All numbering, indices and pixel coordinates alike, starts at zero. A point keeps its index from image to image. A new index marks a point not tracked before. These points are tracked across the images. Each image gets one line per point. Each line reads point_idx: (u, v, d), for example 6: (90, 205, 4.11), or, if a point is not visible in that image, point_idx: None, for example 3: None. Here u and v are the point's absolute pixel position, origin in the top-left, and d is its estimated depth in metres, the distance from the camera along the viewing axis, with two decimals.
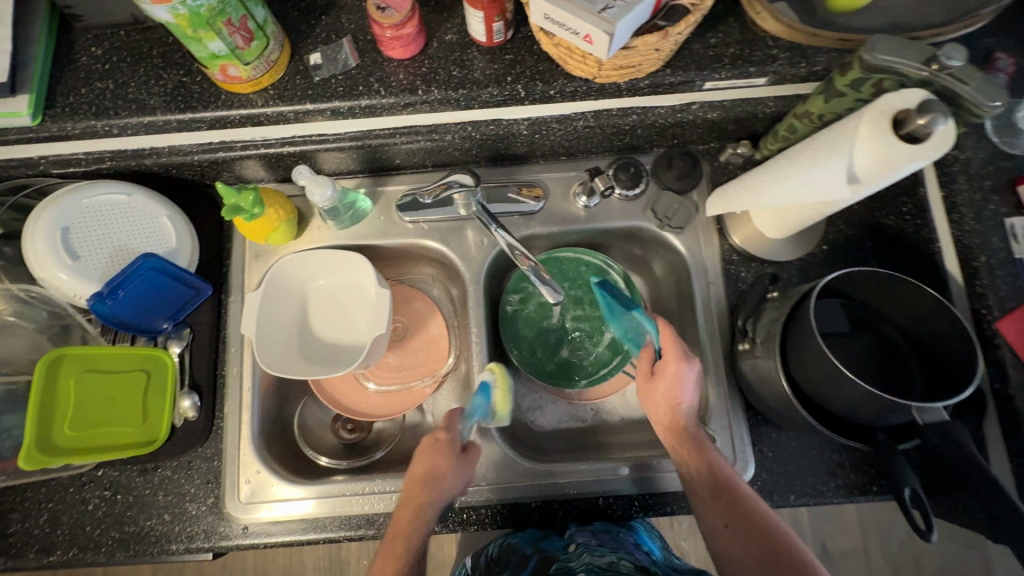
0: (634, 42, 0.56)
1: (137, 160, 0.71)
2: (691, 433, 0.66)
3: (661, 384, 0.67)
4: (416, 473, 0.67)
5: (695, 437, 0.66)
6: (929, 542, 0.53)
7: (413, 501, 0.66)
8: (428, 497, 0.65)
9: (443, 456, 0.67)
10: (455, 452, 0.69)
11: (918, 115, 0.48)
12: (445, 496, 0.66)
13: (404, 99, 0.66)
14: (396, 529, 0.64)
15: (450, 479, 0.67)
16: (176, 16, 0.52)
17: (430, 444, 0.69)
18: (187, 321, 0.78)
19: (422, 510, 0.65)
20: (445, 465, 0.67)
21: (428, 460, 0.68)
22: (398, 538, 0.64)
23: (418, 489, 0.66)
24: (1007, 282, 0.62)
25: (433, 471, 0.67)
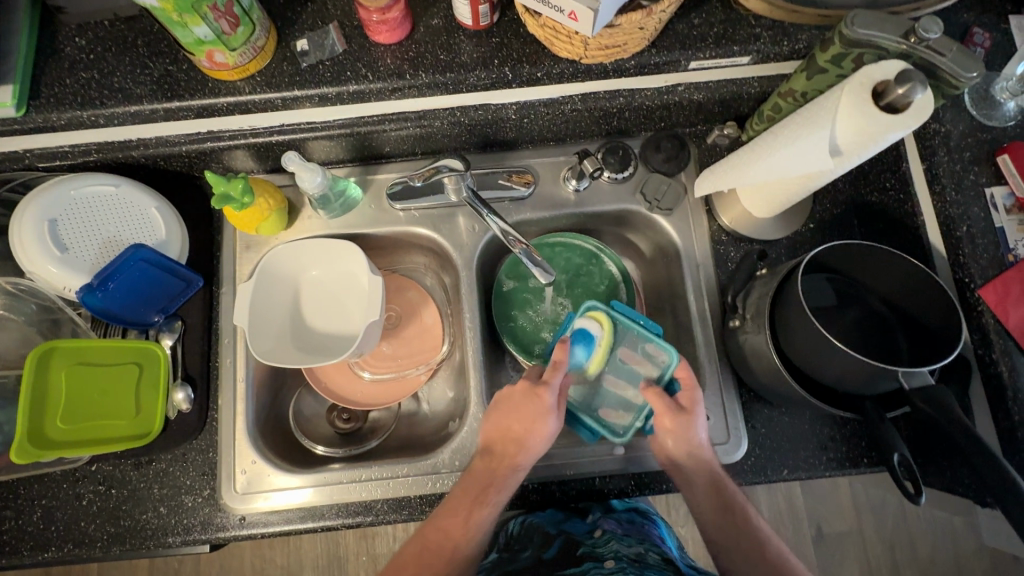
0: (618, 20, 0.56)
1: (123, 152, 0.70)
2: (717, 485, 0.66)
3: (685, 428, 0.65)
4: (507, 431, 0.66)
5: (722, 488, 0.66)
6: (917, 504, 0.54)
7: (499, 458, 0.67)
8: (515, 460, 0.66)
9: (534, 419, 0.66)
10: (549, 414, 0.66)
11: (897, 85, 0.49)
12: (532, 455, 0.67)
13: (392, 83, 0.67)
14: (475, 485, 0.66)
15: (539, 441, 0.66)
16: (161, 1, 0.52)
17: (523, 404, 0.67)
18: (178, 313, 0.78)
19: (509, 470, 0.66)
20: (533, 430, 0.66)
21: (520, 422, 0.66)
22: (474, 495, 0.65)
23: (506, 448, 0.66)
24: (987, 251, 0.63)
25: (522, 434, 0.66)
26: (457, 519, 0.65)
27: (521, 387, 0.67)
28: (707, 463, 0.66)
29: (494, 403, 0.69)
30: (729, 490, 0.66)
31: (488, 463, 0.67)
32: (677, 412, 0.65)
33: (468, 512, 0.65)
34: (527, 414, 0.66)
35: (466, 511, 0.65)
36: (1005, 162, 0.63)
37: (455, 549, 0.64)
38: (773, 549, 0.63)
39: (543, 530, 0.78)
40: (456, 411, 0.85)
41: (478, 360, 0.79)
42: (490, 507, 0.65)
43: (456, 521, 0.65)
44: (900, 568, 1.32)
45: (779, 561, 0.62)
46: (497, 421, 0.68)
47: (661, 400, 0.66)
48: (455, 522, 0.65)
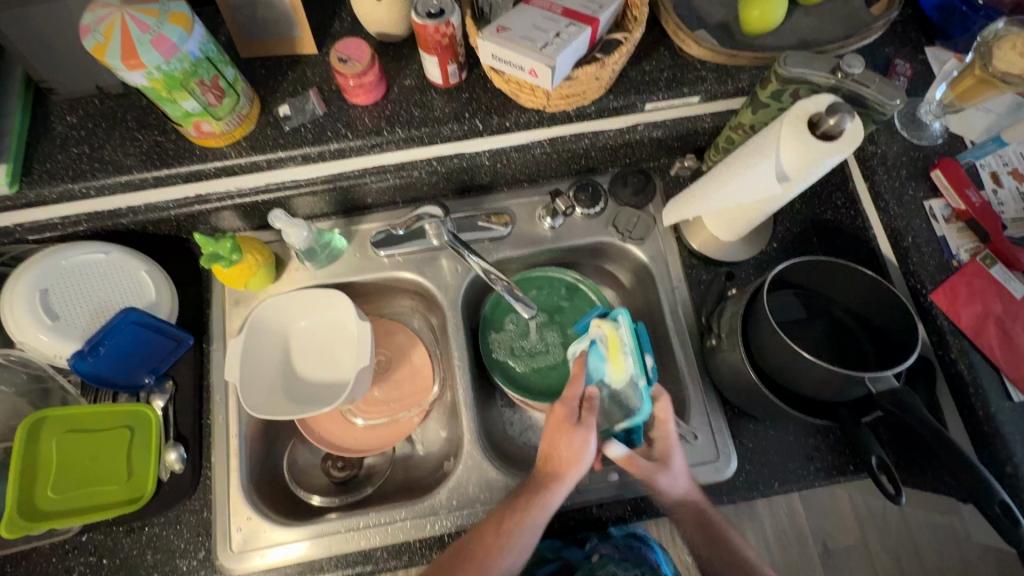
0: (575, 72, 0.62)
1: (113, 221, 0.74)
2: (707, 521, 0.68)
3: (660, 476, 0.68)
4: (541, 447, 0.67)
5: (711, 523, 0.68)
6: (898, 505, 0.56)
7: (538, 475, 0.66)
8: (550, 476, 0.65)
9: (564, 435, 0.66)
10: (581, 433, 0.65)
11: (828, 116, 0.54)
12: (576, 475, 0.65)
13: (370, 140, 0.71)
14: (515, 499, 0.66)
15: (581, 461, 0.65)
16: (151, 81, 0.57)
17: (552, 420, 0.68)
18: (169, 373, 0.78)
19: (547, 485, 0.65)
20: (564, 449, 0.65)
21: (553, 437, 0.67)
22: (512, 507, 0.65)
23: (544, 467, 0.67)
24: (934, 258, 0.68)
25: (556, 452, 0.66)
26: (491, 526, 0.64)
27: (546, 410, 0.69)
28: (690, 499, 0.69)
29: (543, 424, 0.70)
30: (719, 526, 0.68)
31: (531, 478, 0.67)
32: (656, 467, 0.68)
33: (504, 522, 0.64)
34: (560, 435, 0.66)
35: (501, 522, 0.64)
36: (938, 176, 0.69)
37: (486, 554, 0.63)
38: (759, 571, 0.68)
39: (541, 553, 0.79)
40: (450, 450, 0.85)
41: (468, 397, 0.80)
42: (529, 522, 0.64)
43: (490, 533, 0.64)
44: None
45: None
46: (539, 440, 0.68)
47: (638, 465, 0.68)
48: (489, 533, 0.64)
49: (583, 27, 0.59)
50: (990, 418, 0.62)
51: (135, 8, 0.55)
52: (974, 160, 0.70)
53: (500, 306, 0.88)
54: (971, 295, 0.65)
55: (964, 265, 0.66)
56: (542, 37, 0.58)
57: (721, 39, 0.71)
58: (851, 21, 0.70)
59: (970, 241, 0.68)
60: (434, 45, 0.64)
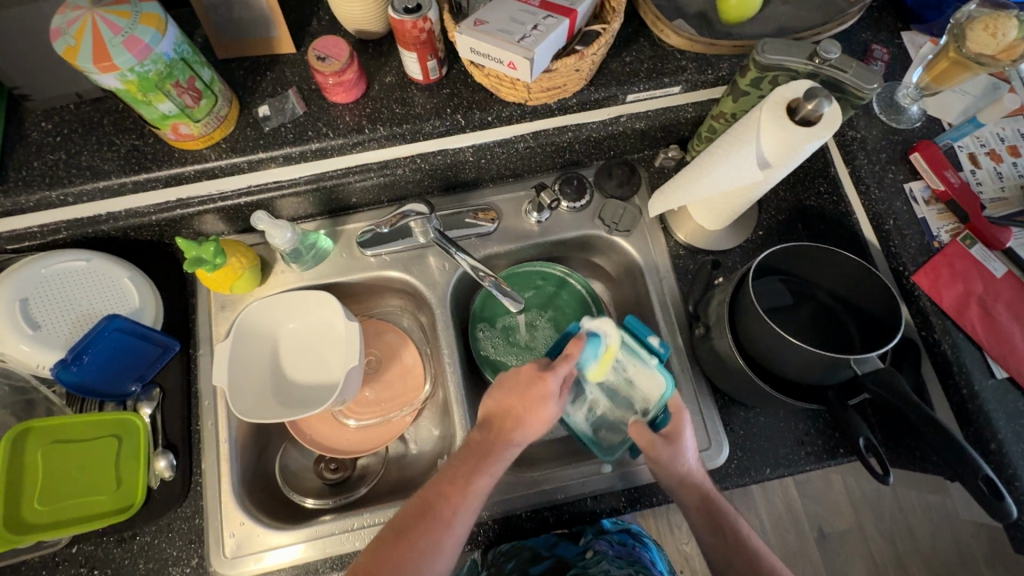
0: (554, 64, 0.62)
1: (93, 228, 0.73)
2: (709, 504, 0.67)
3: (673, 455, 0.65)
4: (509, 409, 0.65)
5: (714, 506, 0.67)
6: (886, 484, 0.57)
7: (496, 433, 0.64)
8: (513, 436, 0.64)
9: (541, 402, 0.64)
10: (554, 398, 0.64)
11: (806, 102, 0.55)
12: (531, 435, 0.65)
13: (352, 138, 0.70)
14: (472, 457, 0.64)
15: (544, 420, 0.65)
16: (125, 83, 0.56)
17: (528, 383, 0.64)
18: (156, 381, 0.78)
19: (505, 445, 0.64)
20: (534, 411, 0.64)
21: (523, 401, 0.64)
22: (470, 467, 0.63)
23: (503, 424, 0.64)
24: (915, 240, 0.68)
25: (523, 415, 0.64)
26: (452, 485, 0.62)
27: (527, 371, 0.65)
28: (698, 484, 0.66)
29: (498, 380, 0.67)
30: (720, 508, 0.67)
31: (484, 436, 0.65)
32: (662, 441, 0.65)
33: (463, 480, 0.62)
34: (531, 396, 0.64)
35: (464, 481, 0.62)
36: (917, 159, 0.70)
37: (448, 512, 0.60)
38: (768, 563, 0.64)
39: (534, 550, 0.78)
40: (443, 448, 0.85)
41: (459, 394, 0.80)
42: (487, 478, 0.63)
43: (451, 491, 0.62)
44: (906, 560, 1.32)
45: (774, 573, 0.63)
46: (498, 399, 0.66)
47: (644, 435, 0.65)
48: (452, 490, 0.62)
49: (561, 19, 0.59)
50: (974, 396, 0.63)
51: (106, 9, 0.54)
52: (952, 141, 0.70)
53: (488, 302, 0.88)
54: (953, 275, 0.66)
55: (946, 246, 0.67)
56: (519, 29, 0.58)
57: (700, 29, 0.72)
58: (828, 7, 0.71)
59: (951, 222, 0.68)
60: (413, 41, 0.63)
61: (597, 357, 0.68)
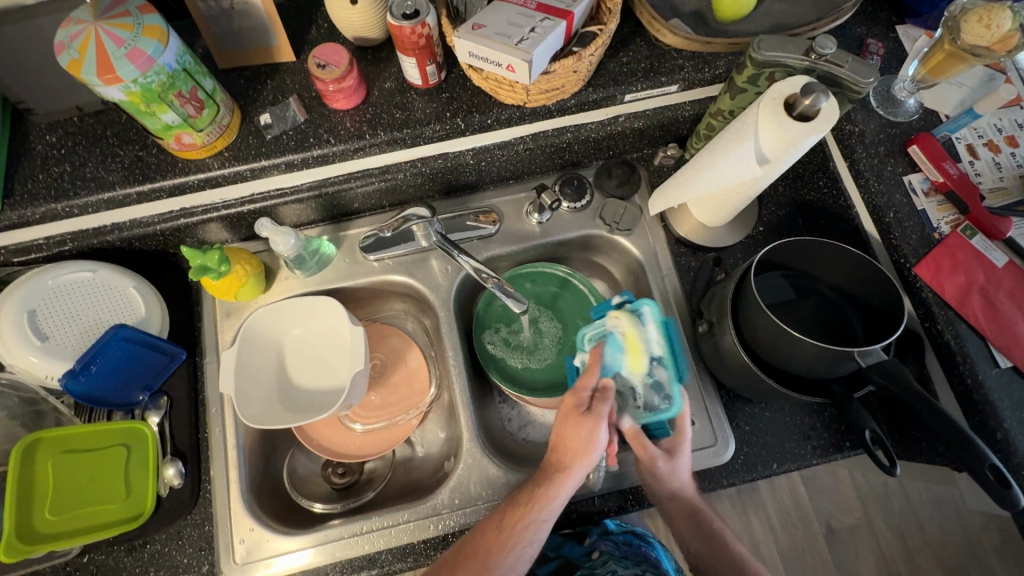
0: (553, 66, 0.63)
1: (99, 238, 0.73)
2: (697, 517, 0.69)
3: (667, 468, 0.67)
4: (553, 438, 0.66)
5: (702, 518, 0.69)
6: (893, 476, 0.57)
7: (546, 467, 0.66)
8: (559, 468, 0.64)
9: (572, 424, 0.65)
10: (587, 419, 0.64)
11: (803, 97, 0.55)
12: (585, 468, 0.64)
13: (353, 144, 0.71)
14: (526, 492, 0.65)
15: (589, 453, 0.64)
16: (129, 95, 0.57)
17: (564, 409, 0.66)
18: (163, 389, 0.78)
19: (555, 479, 0.64)
20: (571, 437, 0.64)
21: (561, 427, 0.66)
22: (521, 502, 0.64)
23: (552, 457, 0.66)
24: (916, 231, 0.69)
25: (563, 442, 0.65)
26: (493, 524, 0.64)
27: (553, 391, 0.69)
28: (689, 498, 0.69)
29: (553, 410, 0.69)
30: (708, 519, 0.69)
31: (544, 468, 0.66)
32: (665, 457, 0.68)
33: (509, 519, 0.63)
34: (568, 421, 0.65)
35: (509, 518, 0.63)
36: (915, 151, 0.70)
37: (495, 552, 0.61)
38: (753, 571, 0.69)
39: (541, 552, 0.81)
40: (450, 450, 0.85)
41: (465, 396, 0.80)
42: (541, 515, 0.63)
43: (497, 530, 0.63)
44: (915, 554, 1.32)
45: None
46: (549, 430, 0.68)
47: (645, 446, 0.67)
48: (494, 527, 0.63)
49: (558, 21, 0.60)
50: (979, 385, 0.63)
51: (108, 22, 0.55)
52: (949, 134, 0.71)
53: (492, 304, 0.89)
54: (954, 266, 0.66)
55: (946, 237, 0.67)
56: (517, 32, 0.59)
57: (696, 27, 0.72)
58: (823, 3, 0.71)
59: (951, 213, 0.69)
60: (412, 46, 0.64)
61: (622, 349, 0.70)
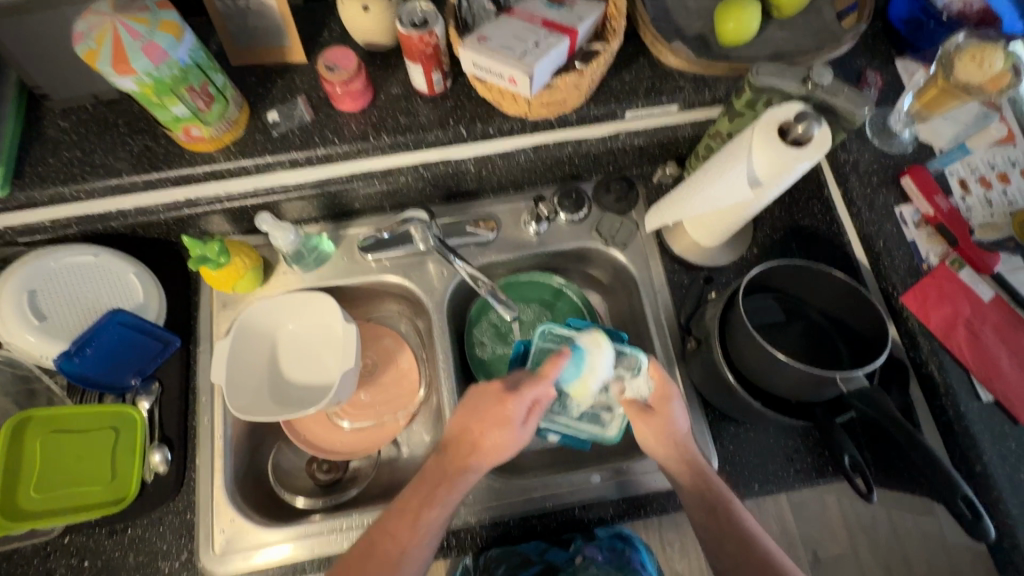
0: (554, 81, 0.64)
1: (104, 224, 0.76)
2: (704, 483, 0.66)
3: (660, 426, 0.67)
4: (467, 431, 0.64)
5: (710, 485, 0.66)
6: (870, 503, 0.58)
7: (453, 460, 0.65)
8: (468, 463, 0.64)
9: (500, 427, 0.63)
10: (517, 424, 0.64)
11: (796, 123, 0.57)
12: (490, 462, 0.64)
13: (357, 146, 0.72)
14: (426, 486, 0.64)
15: (503, 450, 0.64)
16: (141, 86, 0.58)
17: (489, 405, 0.64)
18: (155, 375, 0.79)
19: (461, 473, 0.64)
20: (492, 440, 0.63)
21: (481, 426, 0.64)
22: (424, 497, 0.64)
23: (464, 451, 0.65)
24: (905, 260, 0.69)
25: (483, 440, 0.64)
26: (407, 513, 0.63)
27: (492, 388, 0.65)
28: (691, 459, 0.67)
29: (464, 399, 0.66)
30: (716, 490, 0.66)
31: (442, 460, 0.65)
32: (646, 411, 0.67)
33: (417, 513, 0.63)
34: (495, 417, 0.64)
35: (415, 515, 0.63)
36: (907, 183, 0.71)
37: (400, 554, 0.62)
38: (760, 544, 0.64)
39: (524, 555, 0.76)
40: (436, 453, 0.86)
41: (453, 400, 0.81)
42: (439, 510, 0.64)
43: (404, 523, 0.63)
44: None
45: (766, 557, 0.63)
46: (460, 419, 0.65)
47: (631, 406, 0.68)
48: (400, 525, 0.63)
49: (561, 38, 0.61)
50: (960, 417, 0.63)
51: (126, 15, 0.56)
52: (942, 167, 0.72)
53: (485, 310, 0.90)
54: (940, 297, 0.66)
55: (934, 269, 0.68)
56: (521, 47, 0.60)
57: (698, 50, 0.74)
58: (824, 34, 0.73)
59: (940, 245, 0.69)
60: (419, 54, 0.66)
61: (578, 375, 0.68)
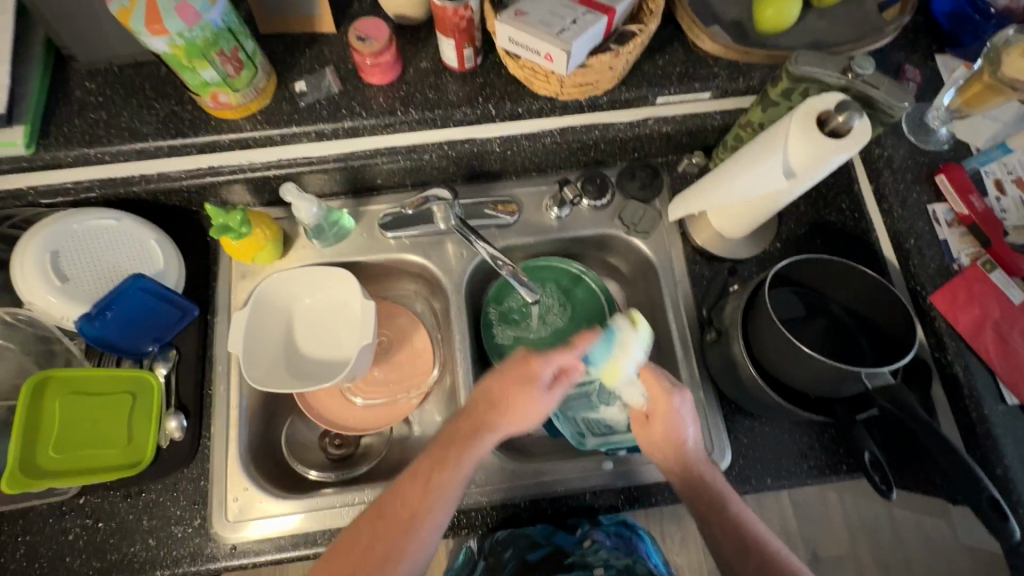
0: (590, 60, 0.63)
1: (127, 188, 0.74)
2: (705, 485, 0.65)
3: (661, 429, 0.66)
4: (501, 391, 0.64)
5: (710, 487, 0.65)
6: (889, 499, 0.58)
7: (474, 420, 0.64)
8: (495, 424, 0.63)
9: (523, 384, 0.63)
10: (541, 387, 0.63)
11: (837, 114, 0.56)
12: (523, 423, 0.64)
13: (384, 120, 0.72)
14: (453, 447, 0.63)
15: (531, 414, 0.63)
16: (173, 47, 0.58)
17: (517, 364, 0.64)
18: (173, 343, 0.79)
19: (480, 433, 0.64)
20: (520, 400, 0.63)
21: (515, 384, 0.63)
22: (450, 458, 0.62)
23: (489, 411, 0.64)
24: (936, 260, 0.69)
25: (512, 400, 0.63)
26: (422, 478, 0.62)
27: (520, 354, 0.65)
28: (692, 462, 0.66)
29: (500, 362, 0.65)
30: (715, 492, 0.64)
31: (473, 421, 0.64)
32: (647, 418, 0.67)
33: (435, 476, 0.62)
34: (522, 381, 0.63)
35: (436, 475, 0.62)
36: (943, 181, 0.70)
37: (415, 517, 0.60)
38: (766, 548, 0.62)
39: (532, 538, 0.79)
40: None
41: (468, 381, 0.81)
42: (467, 469, 0.63)
43: (423, 486, 0.62)
44: None
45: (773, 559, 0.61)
46: (497, 379, 0.64)
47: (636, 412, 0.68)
48: (417, 488, 0.61)
49: (600, 16, 0.60)
50: (982, 419, 0.63)
51: None
52: (979, 166, 0.71)
53: (503, 293, 0.89)
54: (969, 298, 0.66)
55: (965, 269, 0.67)
56: (559, 22, 0.59)
57: (734, 37, 0.72)
58: (864, 25, 0.72)
59: (971, 245, 0.68)
60: (453, 28, 0.65)
61: (608, 356, 0.65)
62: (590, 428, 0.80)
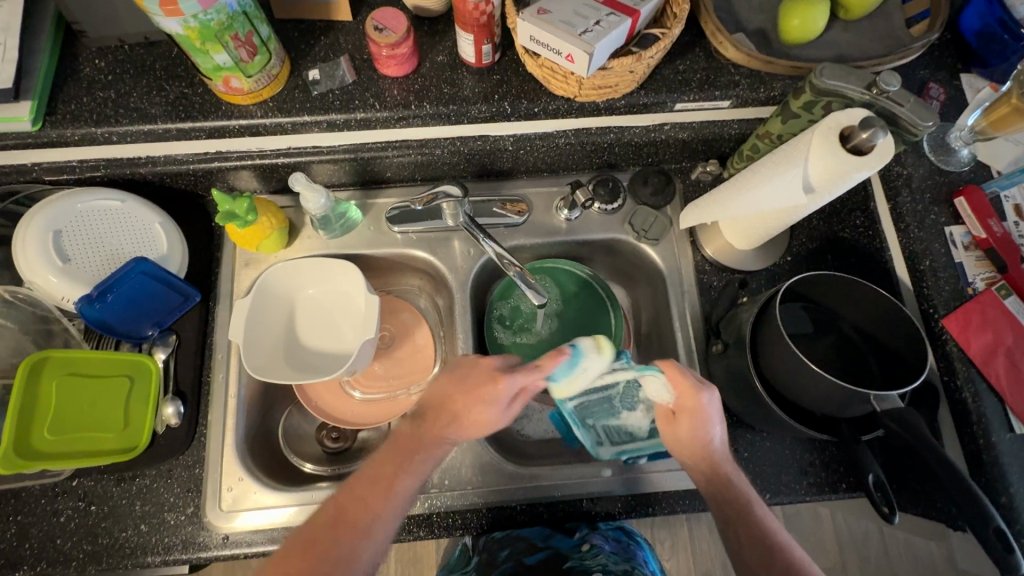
0: (610, 63, 0.62)
1: (132, 169, 0.73)
2: (728, 486, 0.62)
3: (687, 426, 0.64)
4: (448, 399, 0.64)
5: (732, 488, 0.62)
6: (891, 523, 0.56)
7: (430, 427, 0.64)
8: (445, 432, 0.64)
9: (484, 391, 0.63)
10: (502, 402, 0.63)
11: (861, 130, 0.54)
12: (466, 434, 0.64)
13: (397, 113, 0.71)
14: (401, 450, 0.63)
15: (484, 425, 0.63)
16: (187, 29, 0.56)
17: (472, 372, 0.65)
18: (173, 328, 0.79)
19: (437, 440, 0.64)
20: (475, 413, 0.63)
21: (466, 396, 0.64)
22: (399, 462, 0.61)
23: (444, 420, 0.64)
24: (950, 283, 0.69)
25: (465, 410, 0.63)
26: (376, 480, 0.60)
27: (485, 366, 0.65)
28: (717, 461, 0.63)
29: (450, 368, 0.67)
30: (737, 491, 0.62)
31: (416, 427, 0.64)
32: (674, 414, 0.65)
33: (389, 478, 0.60)
34: (481, 391, 0.64)
35: (388, 479, 0.60)
36: (962, 203, 0.69)
37: (367, 519, 0.58)
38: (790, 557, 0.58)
39: (529, 541, 0.78)
40: None
41: None
42: (413, 477, 0.61)
43: (374, 490, 0.59)
44: None
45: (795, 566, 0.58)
46: (443, 387, 0.66)
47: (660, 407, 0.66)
48: (374, 493, 0.59)
49: (624, 18, 0.59)
50: (990, 447, 0.63)
51: None
52: (999, 190, 0.70)
53: (508, 292, 0.88)
54: (983, 324, 0.65)
55: (980, 294, 0.67)
56: (582, 23, 0.58)
57: (758, 45, 0.71)
58: (891, 40, 0.70)
59: (988, 270, 0.68)
60: (472, 23, 0.64)
61: (569, 374, 0.68)
62: (608, 434, 0.74)
